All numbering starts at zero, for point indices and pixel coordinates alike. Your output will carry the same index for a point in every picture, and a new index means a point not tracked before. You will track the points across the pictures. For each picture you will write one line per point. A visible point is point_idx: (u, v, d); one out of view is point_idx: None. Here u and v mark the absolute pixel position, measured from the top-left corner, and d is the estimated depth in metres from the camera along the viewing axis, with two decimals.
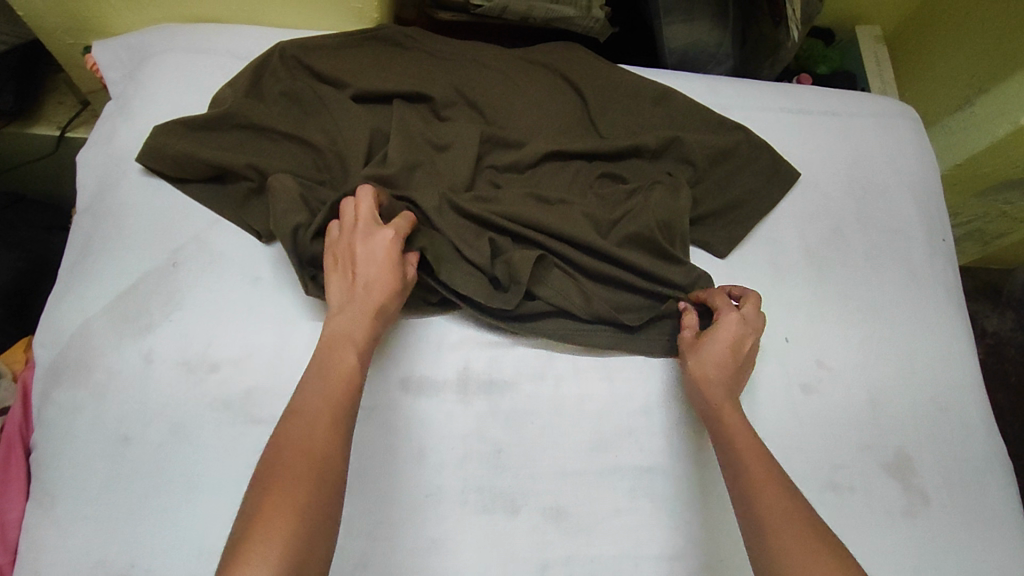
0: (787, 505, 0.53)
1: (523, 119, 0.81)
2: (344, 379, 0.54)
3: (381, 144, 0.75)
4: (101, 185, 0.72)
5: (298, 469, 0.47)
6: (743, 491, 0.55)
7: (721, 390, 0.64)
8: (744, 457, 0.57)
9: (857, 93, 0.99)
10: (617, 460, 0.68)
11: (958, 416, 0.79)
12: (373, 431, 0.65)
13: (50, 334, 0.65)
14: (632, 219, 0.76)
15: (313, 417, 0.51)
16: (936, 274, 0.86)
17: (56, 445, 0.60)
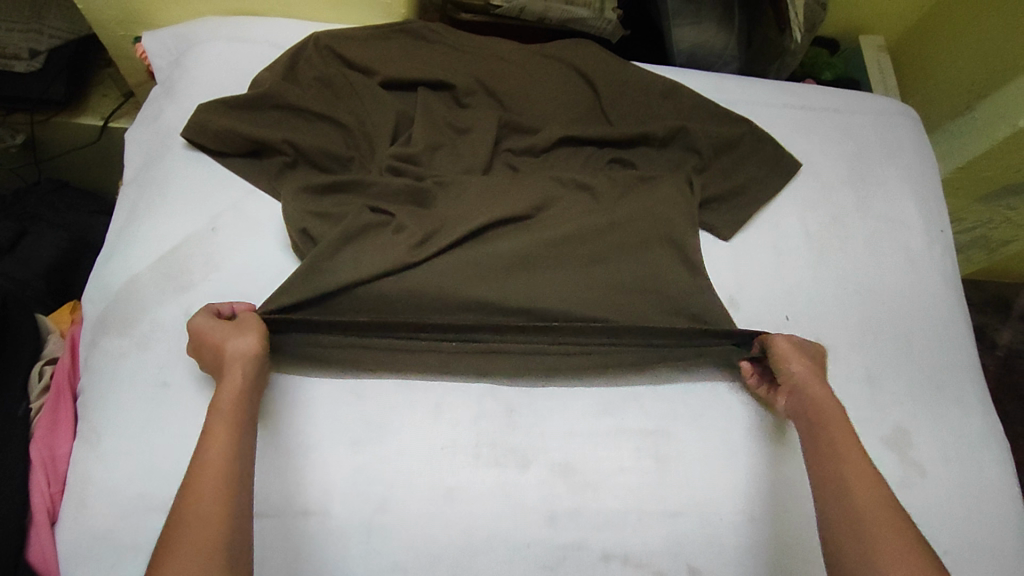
0: (876, 483, 0.61)
1: (538, 109, 0.87)
2: (212, 476, 0.54)
3: (406, 129, 0.81)
4: (147, 159, 0.78)
5: (177, 558, 0.49)
6: (850, 495, 0.60)
7: (820, 389, 0.68)
8: (841, 437, 0.64)
9: (858, 93, 1.03)
10: (623, 422, 0.71)
11: (955, 397, 0.81)
12: (393, 386, 0.69)
13: (99, 290, 0.70)
14: (640, 211, 0.79)
15: (187, 523, 0.51)
16: (935, 261, 0.90)
17: (102, 387, 0.65)
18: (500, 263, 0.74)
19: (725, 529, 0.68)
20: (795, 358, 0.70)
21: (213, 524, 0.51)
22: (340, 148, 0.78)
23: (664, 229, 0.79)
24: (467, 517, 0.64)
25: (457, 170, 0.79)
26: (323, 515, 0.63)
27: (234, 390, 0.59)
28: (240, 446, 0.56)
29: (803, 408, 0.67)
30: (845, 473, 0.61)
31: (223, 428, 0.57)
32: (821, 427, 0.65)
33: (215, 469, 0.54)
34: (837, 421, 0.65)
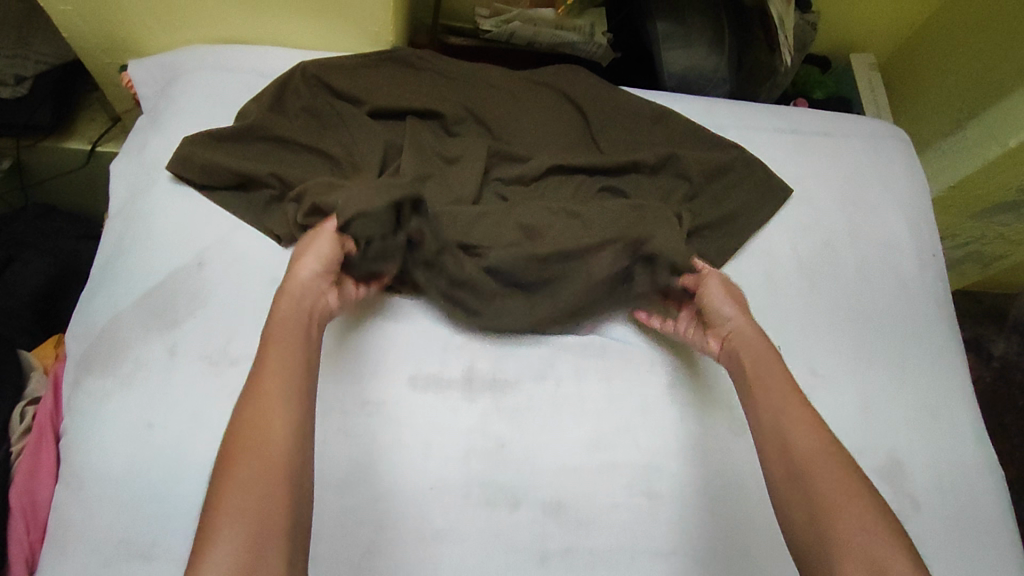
0: (853, 502, 0.57)
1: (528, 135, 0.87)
2: (269, 424, 0.54)
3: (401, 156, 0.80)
4: (132, 192, 0.77)
5: (247, 459, 0.52)
6: (804, 478, 0.59)
7: (784, 395, 0.65)
8: (806, 458, 0.60)
9: (849, 116, 1.03)
10: (614, 457, 0.70)
11: (949, 424, 0.81)
12: (381, 424, 0.68)
13: (82, 328, 0.69)
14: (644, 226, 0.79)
15: (242, 465, 0.52)
16: (926, 285, 0.90)
17: (84, 429, 0.64)
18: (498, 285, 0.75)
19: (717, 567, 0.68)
20: (723, 300, 0.74)
21: (270, 467, 0.52)
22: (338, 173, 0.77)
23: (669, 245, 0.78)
24: (456, 558, 0.64)
25: (445, 201, 0.79)
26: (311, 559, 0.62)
27: (289, 341, 0.60)
28: (301, 395, 0.57)
29: (764, 421, 0.65)
30: (814, 501, 0.58)
31: (281, 378, 0.57)
32: (788, 450, 0.61)
33: (274, 412, 0.55)
34: (799, 437, 0.62)
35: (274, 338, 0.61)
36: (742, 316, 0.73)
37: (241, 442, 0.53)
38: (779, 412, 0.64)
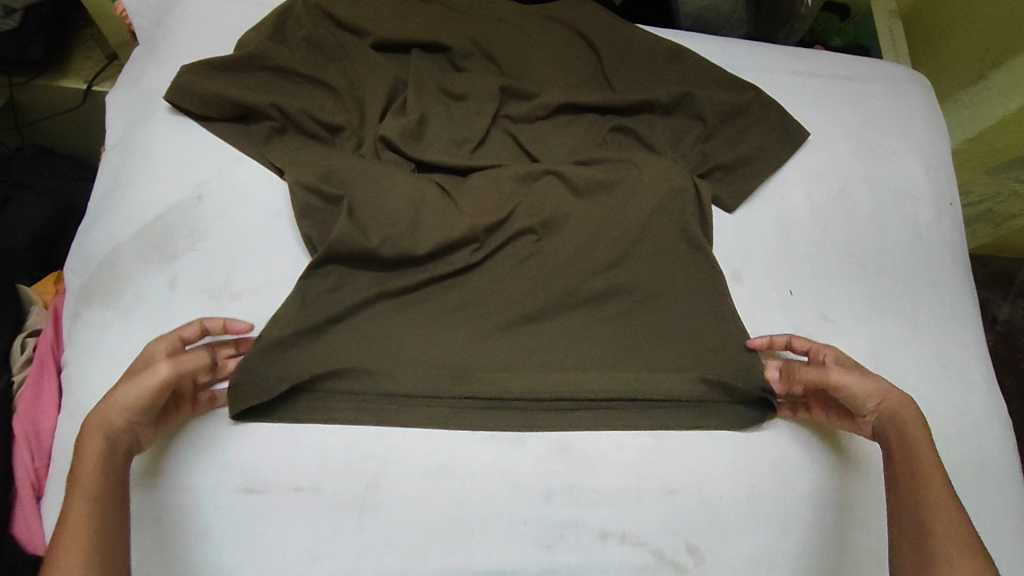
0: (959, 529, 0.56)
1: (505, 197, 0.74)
2: (76, 510, 0.51)
3: (375, 230, 0.68)
4: (129, 122, 0.75)
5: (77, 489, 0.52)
6: (913, 491, 0.59)
7: (919, 429, 0.63)
8: (929, 485, 0.59)
9: (868, 59, 1.00)
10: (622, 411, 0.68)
11: (958, 372, 0.80)
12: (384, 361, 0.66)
13: (81, 261, 0.68)
14: (660, 369, 0.69)
15: (60, 550, 0.50)
16: (942, 235, 0.88)
17: (86, 360, 0.63)
18: (498, 358, 0.67)
19: (726, 505, 0.66)
20: (873, 392, 0.65)
21: (79, 552, 0.50)
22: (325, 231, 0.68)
23: (694, 308, 0.73)
24: (462, 493, 0.63)
25: (448, 142, 0.76)
26: (312, 490, 0.62)
27: (110, 421, 0.55)
28: (109, 478, 0.54)
29: (893, 444, 0.63)
30: (930, 523, 0.57)
31: (94, 457, 0.54)
32: (912, 472, 0.60)
33: (76, 500, 0.52)
34: (928, 469, 0.60)
35: (89, 421, 0.55)
36: (893, 391, 0.65)
37: (59, 532, 0.50)
38: (907, 442, 0.62)
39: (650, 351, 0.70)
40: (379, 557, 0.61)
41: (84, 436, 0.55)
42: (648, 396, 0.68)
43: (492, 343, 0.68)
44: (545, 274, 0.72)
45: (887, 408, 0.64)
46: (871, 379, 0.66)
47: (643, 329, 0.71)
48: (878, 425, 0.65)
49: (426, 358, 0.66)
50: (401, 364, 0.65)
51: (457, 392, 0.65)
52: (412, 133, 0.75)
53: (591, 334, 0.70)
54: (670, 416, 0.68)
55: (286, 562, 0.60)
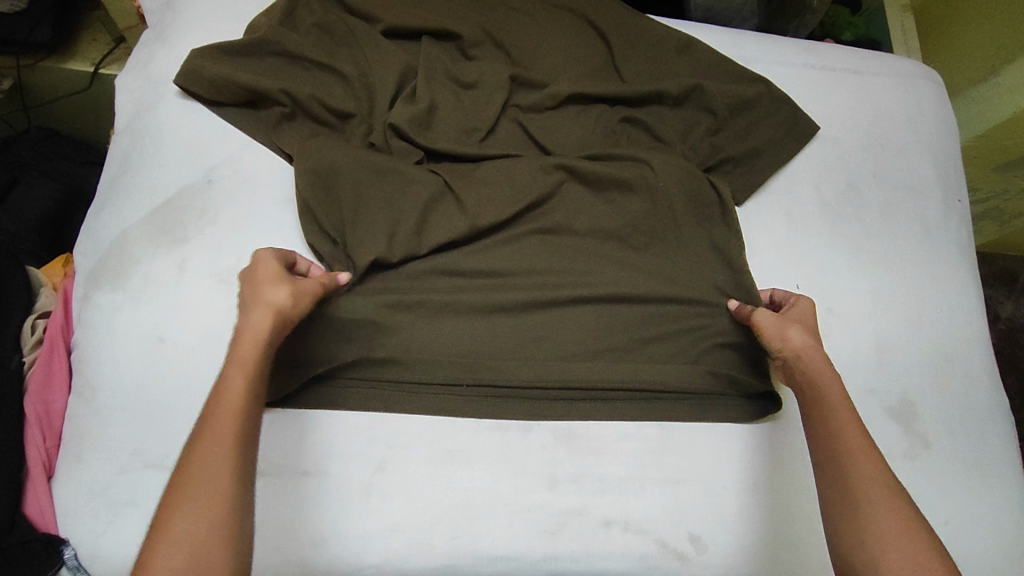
0: (889, 498, 0.55)
1: (517, 184, 0.73)
2: (228, 426, 0.50)
3: (386, 220, 0.69)
4: (139, 107, 0.74)
5: (210, 452, 0.49)
6: (839, 468, 0.58)
7: (835, 388, 0.61)
8: (852, 455, 0.58)
9: (879, 53, 0.99)
10: (628, 402, 0.68)
11: (962, 367, 0.81)
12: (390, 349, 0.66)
13: (91, 244, 0.68)
14: (665, 360, 0.70)
15: (206, 456, 0.48)
16: (950, 231, 0.88)
17: (97, 343, 0.63)
18: (506, 345, 0.68)
19: (729, 498, 0.67)
20: (777, 330, 0.65)
21: (227, 462, 0.49)
22: (329, 217, 0.68)
23: (702, 293, 0.73)
24: (467, 479, 0.64)
25: (456, 130, 0.76)
26: (320, 475, 0.62)
27: (260, 329, 0.53)
28: (258, 401, 0.52)
29: (811, 408, 0.61)
30: (859, 510, 0.55)
31: (251, 374, 0.52)
32: (835, 444, 0.59)
33: (234, 414, 0.50)
34: (848, 441, 0.58)
35: (252, 324, 0.53)
36: (794, 328, 0.65)
37: (206, 439, 0.49)
38: (827, 406, 0.60)
39: (657, 335, 0.71)
40: (386, 542, 0.61)
41: (237, 336, 0.53)
42: (652, 383, 0.68)
43: (499, 332, 0.68)
44: (553, 265, 0.72)
45: (812, 358, 0.63)
46: (779, 318, 0.66)
47: (650, 316, 0.71)
48: (787, 369, 0.65)
49: (433, 344, 0.67)
50: (413, 349, 0.66)
51: (466, 377, 0.66)
52: (422, 121, 0.75)
53: (599, 320, 0.70)
54: (674, 407, 0.69)
55: (294, 547, 0.60)
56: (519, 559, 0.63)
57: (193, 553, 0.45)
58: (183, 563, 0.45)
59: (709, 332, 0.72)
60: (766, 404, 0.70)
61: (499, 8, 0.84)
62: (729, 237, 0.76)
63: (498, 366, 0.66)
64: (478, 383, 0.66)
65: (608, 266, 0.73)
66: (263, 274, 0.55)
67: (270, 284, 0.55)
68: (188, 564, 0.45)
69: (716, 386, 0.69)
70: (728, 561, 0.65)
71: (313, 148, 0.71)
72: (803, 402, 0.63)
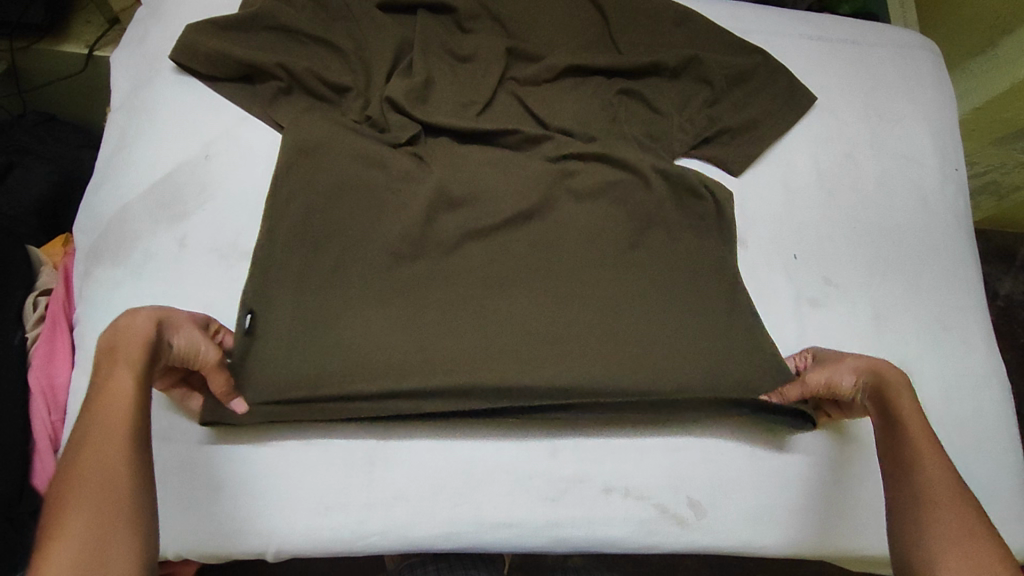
0: (954, 502, 0.55)
1: (508, 172, 0.74)
2: (121, 402, 0.48)
3: (380, 206, 0.70)
4: (135, 84, 0.74)
5: (103, 429, 0.47)
6: (906, 469, 0.59)
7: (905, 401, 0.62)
8: (918, 457, 0.59)
9: (877, 24, 0.99)
10: (631, 374, 0.67)
11: (959, 336, 0.81)
12: (388, 327, 0.66)
13: (90, 221, 0.68)
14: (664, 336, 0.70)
15: (98, 444, 0.46)
16: (948, 200, 0.88)
17: (98, 319, 0.63)
18: (505, 322, 0.68)
19: (726, 462, 0.68)
20: (840, 370, 0.66)
21: (120, 438, 0.46)
22: (314, 213, 0.69)
23: (693, 271, 0.75)
24: (468, 447, 0.65)
25: (453, 104, 0.76)
26: (324, 443, 0.64)
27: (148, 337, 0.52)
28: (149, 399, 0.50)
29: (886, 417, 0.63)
30: (921, 508, 0.56)
31: (130, 358, 0.50)
32: (902, 445, 0.60)
33: (123, 396, 0.48)
34: (915, 437, 0.60)
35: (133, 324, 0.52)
36: (851, 362, 0.66)
37: (92, 427, 0.46)
38: (897, 413, 0.62)
39: (654, 314, 0.72)
40: (388, 510, 0.62)
41: (118, 338, 0.51)
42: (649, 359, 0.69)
43: (494, 310, 0.69)
44: (548, 247, 0.73)
45: (878, 371, 0.65)
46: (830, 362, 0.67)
47: (646, 292, 0.72)
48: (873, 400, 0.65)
49: (428, 323, 0.67)
50: (411, 326, 0.67)
51: (459, 356, 0.66)
52: (419, 95, 0.75)
53: (594, 297, 0.71)
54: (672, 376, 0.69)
55: (299, 513, 0.61)
56: (519, 526, 0.64)
57: (88, 531, 0.42)
58: (80, 546, 0.41)
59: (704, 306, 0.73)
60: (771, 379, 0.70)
61: None
62: (720, 228, 0.77)
63: (492, 346, 0.67)
64: (473, 359, 0.66)
65: (601, 247, 0.74)
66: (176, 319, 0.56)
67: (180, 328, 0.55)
68: (84, 545, 0.41)
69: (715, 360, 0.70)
70: (725, 525, 0.66)
71: (310, 123, 0.71)
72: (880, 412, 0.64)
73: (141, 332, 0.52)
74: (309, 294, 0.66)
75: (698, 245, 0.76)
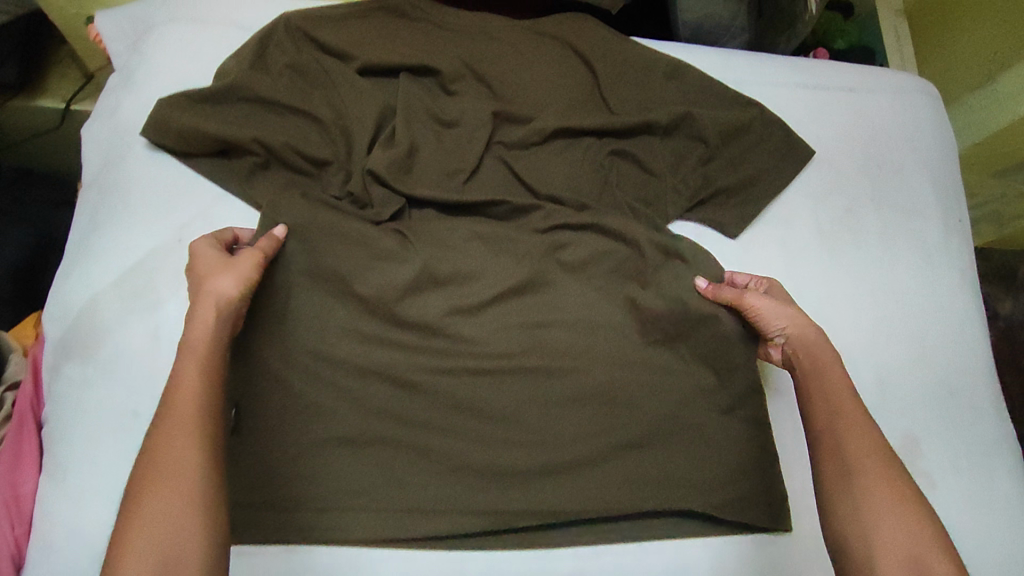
0: (882, 465, 0.57)
1: (501, 253, 0.72)
2: (190, 403, 0.51)
3: (368, 295, 0.67)
4: (106, 159, 0.71)
5: (178, 430, 0.49)
6: (834, 431, 0.60)
7: (833, 370, 0.64)
8: (847, 423, 0.60)
9: (875, 67, 0.96)
10: (623, 465, 0.67)
11: (966, 399, 0.79)
12: (377, 426, 0.65)
13: (59, 310, 0.65)
14: (658, 417, 0.68)
15: (172, 443, 0.49)
16: (951, 254, 0.85)
17: (68, 421, 0.60)
18: (495, 410, 0.67)
19: (727, 552, 0.66)
20: (776, 312, 0.67)
21: (191, 442, 0.49)
22: (289, 304, 0.66)
23: (696, 345, 0.72)
24: (459, 545, 0.63)
25: (438, 173, 0.74)
26: (311, 549, 0.61)
27: (205, 322, 0.55)
28: (216, 394, 0.53)
29: (808, 378, 0.64)
30: (851, 475, 0.57)
31: (203, 360, 0.53)
32: (830, 409, 0.61)
33: (192, 398, 0.51)
34: (843, 401, 0.61)
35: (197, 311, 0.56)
36: (792, 311, 0.67)
37: (171, 423, 0.49)
38: (824, 385, 0.63)
39: (649, 395, 0.69)
40: None
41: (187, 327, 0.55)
42: (644, 446, 0.68)
43: (485, 399, 0.67)
44: (540, 330, 0.70)
45: (809, 333, 0.66)
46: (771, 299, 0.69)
47: (643, 372, 0.70)
48: (787, 347, 0.67)
49: (418, 420, 0.65)
50: (401, 425, 0.65)
51: (452, 458, 0.65)
52: (403, 167, 0.72)
53: (589, 381, 0.68)
54: (667, 457, 0.68)
55: None
56: None
57: (165, 540, 0.45)
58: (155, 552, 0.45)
59: (706, 387, 0.71)
60: (761, 461, 0.69)
61: (479, 38, 0.81)
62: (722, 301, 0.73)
63: (483, 441, 0.66)
64: (465, 459, 0.65)
65: (597, 329, 0.71)
66: (203, 269, 0.59)
67: (214, 273, 0.58)
68: (159, 553, 0.45)
69: (721, 449, 0.69)
70: None
71: (292, 203, 0.68)
72: (800, 375, 0.65)
73: (201, 328, 0.55)
74: (295, 400, 0.64)
75: (705, 317, 0.71)
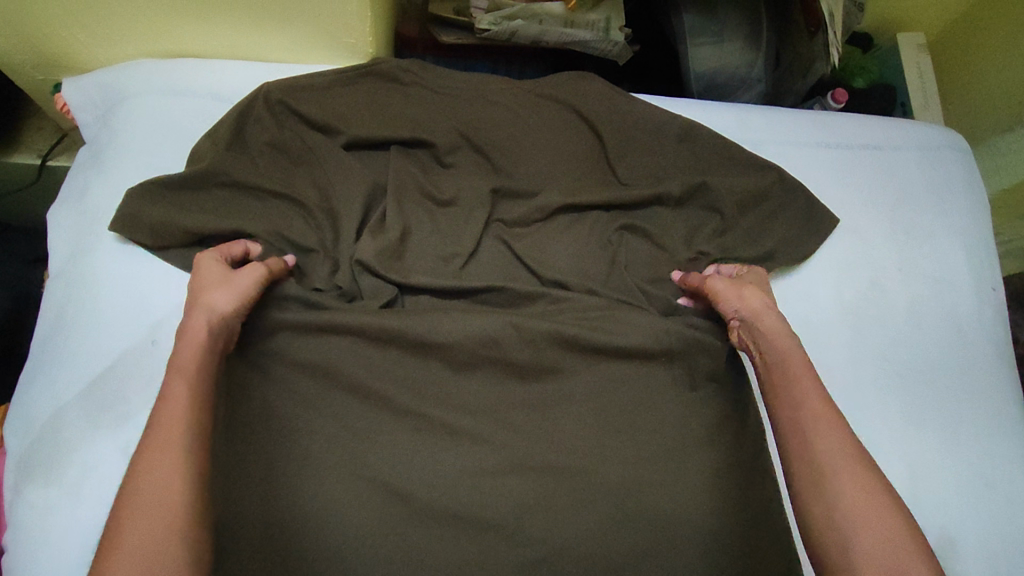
0: (853, 462, 0.53)
1: (505, 346, 0.64)
2: (178, 411, 0.51)
3: (358, 403, 0.62)
4: (74, 250, 0.66)
5: (160, 445, 0.49)
6: (806, 429, 0.56)
7: (794, 351, 0.61)
8: (814, 420, 0.56)
9: (900, 120, 0.90)
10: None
11: (1005, 491, 0.73)
12: (363, 554, 0.55)
13: (21, 423, 0.60)
14: (680, 528, 0.61)
15: (155, 460, 0.48)
16: (985, 328, 0.80)
17: (26, 553, 0.55)
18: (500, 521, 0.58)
19: None
20: (734, 294, 0.66)
21: (176, 449, 0.49)
22: (271, 415, 0.60)
23: (719, 443, 0.65)
24: None
25: (433, 257, 0.69)
26: None
27: (199, 332, 0.56)
28: (203, 406, 0.53)
29: (773, 370, 0.60)
30: (824, 475, 0.53)
31: (190, 373, 0.53)
32: (800, 412, 0.57)
33: (181, 410, 0.51)
34: (808, 396, 0.58)
35: (191, 320, 0.56)
36: (751, 293, 0.66)
37: (156, 433, 0.50)
38: (792, 381, 0.59)
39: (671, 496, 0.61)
40: None
41: (179, 341, 0.55)
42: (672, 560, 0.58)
43: (483, 511, 0.59)
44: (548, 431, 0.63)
45: (772, 320, 0.64)
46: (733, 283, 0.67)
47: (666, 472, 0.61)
48: (743, 331, 0.65)
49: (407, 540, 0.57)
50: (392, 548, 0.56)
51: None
52: (393, 253, 0.67)
53: (602, 483, 0.61)
54: None
55: None
56: None
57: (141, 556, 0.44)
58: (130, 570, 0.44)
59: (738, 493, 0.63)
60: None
61: (474, 103, 0.75)
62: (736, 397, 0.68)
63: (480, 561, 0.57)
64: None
65: (609, 429, 0.64)
66: (205, 281, 0.59)
67: (211, 287, 0.58)
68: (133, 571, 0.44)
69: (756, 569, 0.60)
70: None
71: (275, 302, 0.63)
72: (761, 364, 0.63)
73: (189, 344, 0.55)
74: (272, 527, 0.56)
75: (720, 414, 0.67)
